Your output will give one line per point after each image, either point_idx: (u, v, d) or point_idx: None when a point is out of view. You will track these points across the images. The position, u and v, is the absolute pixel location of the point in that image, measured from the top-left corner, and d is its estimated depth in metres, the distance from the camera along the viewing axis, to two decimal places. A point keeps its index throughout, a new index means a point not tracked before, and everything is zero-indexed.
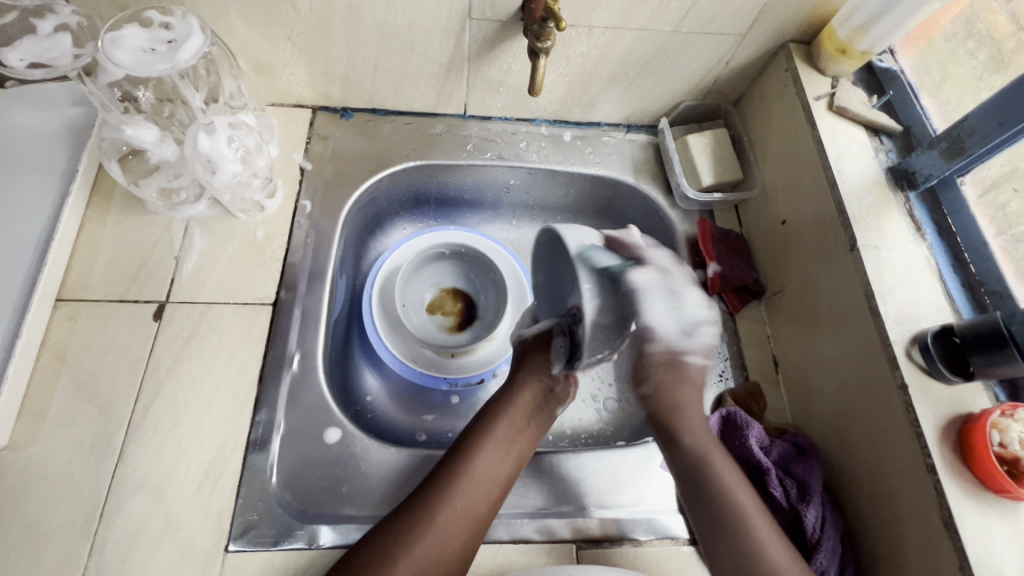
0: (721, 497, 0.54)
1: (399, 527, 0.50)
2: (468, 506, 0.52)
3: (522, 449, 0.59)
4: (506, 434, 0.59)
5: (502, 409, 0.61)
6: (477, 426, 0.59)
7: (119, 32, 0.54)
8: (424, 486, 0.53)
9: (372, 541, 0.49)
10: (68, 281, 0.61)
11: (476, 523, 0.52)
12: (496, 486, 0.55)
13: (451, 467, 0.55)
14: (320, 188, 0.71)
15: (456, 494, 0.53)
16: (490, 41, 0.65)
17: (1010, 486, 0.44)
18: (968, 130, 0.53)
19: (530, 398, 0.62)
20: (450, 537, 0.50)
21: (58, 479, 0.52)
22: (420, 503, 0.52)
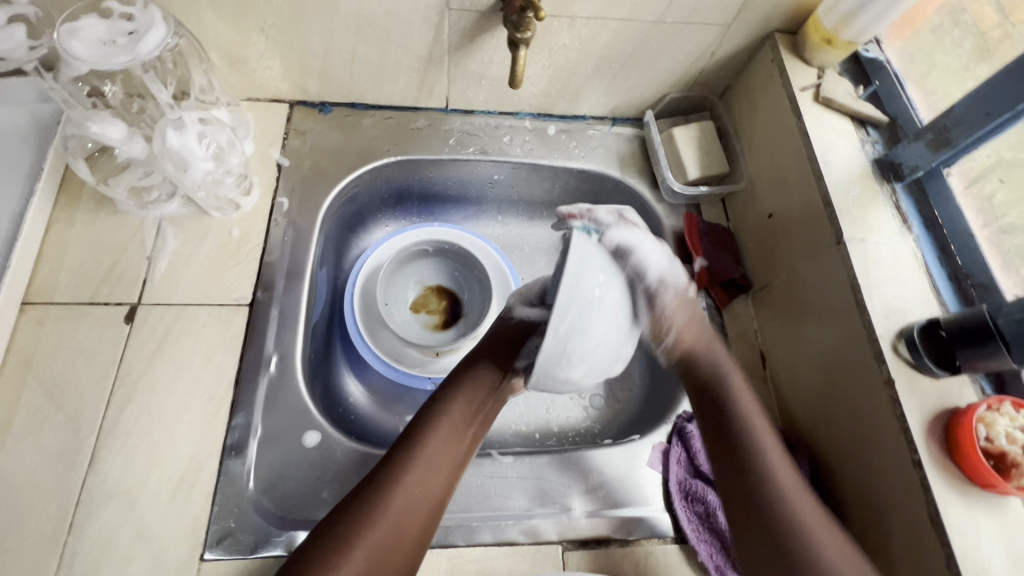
0: (771, 503, 0.49)
1: (349, 517, 0.48)
2: (422, 492, 0.51)
3: (476, 432, 0.57)
4: (459, 419, 0.56)
5: (458, 388, 0.58)
6: (433, 406, 0.56)
7: (77, 24, 0.52)
8: (375, 473, 0.51)
9: (323, 533, 0.47)
10: (35, 284, 0.59)
11: (431, 510, 0.51)
12: (450, 470, 0.53)
13: (405, 452, 0.52)
14: (297, 185, 0.69)
15: (408, 479, 0.51)
16: (471, 32, 0.64)
17: (996, 480, 0.43)
18: (955, 120, 0.53)
19: (484, 380, 0.59)
20: (403, 526, 0.49)
21: (25, 488, 0.50)
22: (371, 491, 0.50)
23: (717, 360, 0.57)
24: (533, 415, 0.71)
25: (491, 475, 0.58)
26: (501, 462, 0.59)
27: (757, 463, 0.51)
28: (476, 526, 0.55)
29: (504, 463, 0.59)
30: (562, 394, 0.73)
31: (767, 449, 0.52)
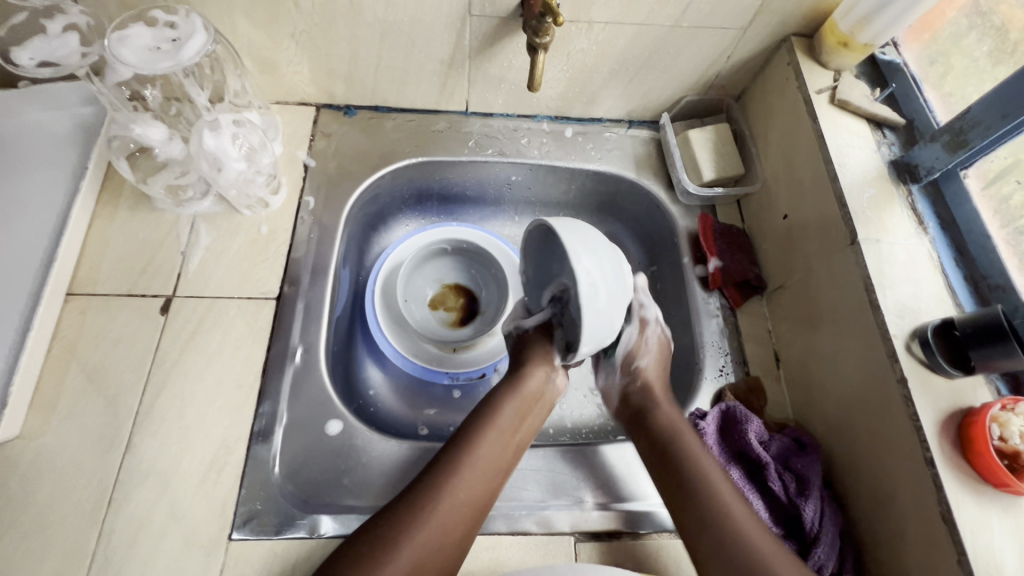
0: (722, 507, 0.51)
1: (400, 514, 0.51)
2: (469, 497, 0.53)
3: (522, 441, 0.59)
4: (507, 425, 0.59)
5: (507, 398, 0.61)
6: (479, 415, 0.60)
7: (125, 32, 0.55)
8: (426, 474, 0.54)
9: (375, 528, 0.50)
10: (78, 276, 0.63)
11: (474, 516, 0.52)
12: (495, 480, 0.55)
13: (452, 458, 0.55)
14: (323, 185, 0.72)
15: (457, 484, 0.53)
16: (491, 37, 0.66)
17: (1009, 480, 0.43)
18: (971, 122, 0.53)
19: (535, 387, 0.62)
20: (449, 530, 0.51)
21: (67, 467, 0.54)
22: (422, 491, 0.52)
23: (660, 406, 0.60)
24: (548, 411, 0.73)
25: None
26: None
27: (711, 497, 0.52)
28: (490, 515, 0.56)
29: None
30: (577, 391, 0.75)
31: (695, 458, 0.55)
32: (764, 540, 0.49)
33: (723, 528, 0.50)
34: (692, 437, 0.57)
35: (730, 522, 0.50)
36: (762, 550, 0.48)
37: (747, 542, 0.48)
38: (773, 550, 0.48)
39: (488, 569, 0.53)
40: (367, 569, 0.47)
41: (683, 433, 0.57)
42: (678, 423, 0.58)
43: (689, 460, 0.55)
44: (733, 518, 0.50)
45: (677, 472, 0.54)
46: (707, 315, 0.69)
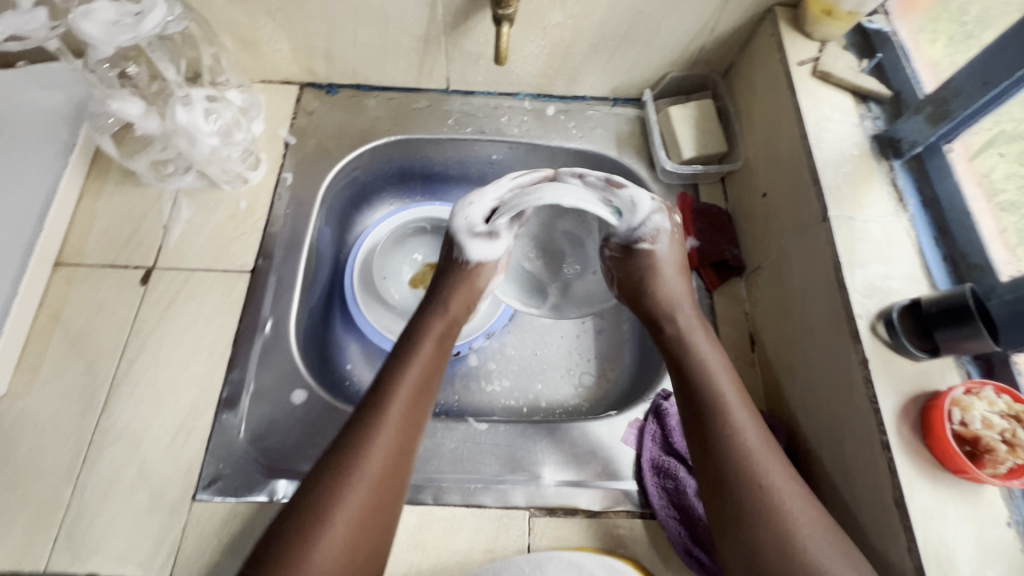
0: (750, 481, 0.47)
1: (331, 473, 0.47)
2: (400, 438, 0.50)
3: (438, 377, 0.57)
4: (419, 379, 0.55)
5: (426, 333, 0.60)
6: (399, 354, 0.57)
7: (91, 6, 0.55)
8: (353, 423, 0.51)
9: (304, 494, 0.46)
10: (66, 247, 0.65)
11: (408, 454, 0.51)
12: (422, 419, 0.53)
13: (376, 405, 0.52)
14: (302, 162, 0.73)
15: (387, 432, 0.50)
16: (463, 11, 0.65)
17: (967, 466, 0.41)
18: (954, 91, 0.50)
19: (444, 332, 0.61)
20: (384, 481, 0.48)
21: (47, 426, 0.57)
22: (344, 453, 0.48)
23: (679, 322, 0.59)
24: (523, 390, 0.73)
25: (465, 440, 0.60)
26: (476, 428, 0.61)
27: (741, 465, 0.48)
28: (446, 487, 0.57)
29: (478, 429, 0.61)
30: (553, 371, 0.75)
31: (733, 406, 0.51)
32: (801, 507, 0.45)
33: (755, 505, 0.46)
34: (716, 357, 0.55)
35: (761, 471, 0.47)
36: (783, 500, 0.46)
37: (775, 494, 0.46)
38: (782, 482, 0.47)
39: (440, 539, 0.54)
40: (305, 538, 0.43)
41: (699, 354, 0.56)
42: (700, 343, 0.57)
43: (714, 391, 0.52)
44: (753, 456, 0.48)
45: (696, 396, 0.53)
46: None
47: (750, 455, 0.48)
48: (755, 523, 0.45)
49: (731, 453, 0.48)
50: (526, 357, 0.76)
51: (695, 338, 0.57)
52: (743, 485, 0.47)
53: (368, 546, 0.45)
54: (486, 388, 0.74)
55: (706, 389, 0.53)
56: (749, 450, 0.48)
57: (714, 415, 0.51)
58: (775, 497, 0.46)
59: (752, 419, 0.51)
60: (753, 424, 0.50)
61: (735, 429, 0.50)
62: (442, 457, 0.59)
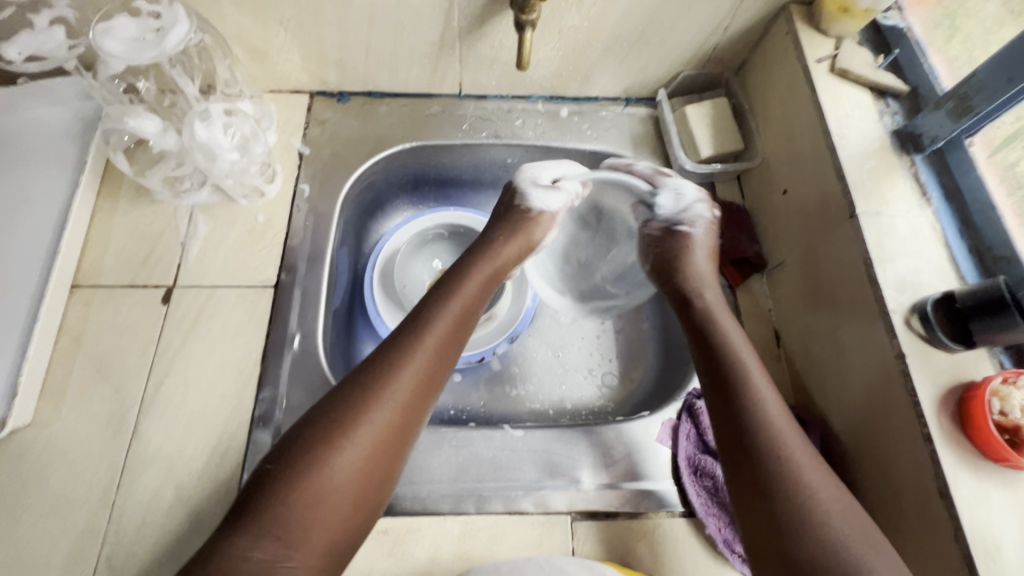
0: (791, 466, 0.45)
1: (358, 393, 0.47)
2: (428, 369, 0.51)
3: (476, 310, 0.58)
4: (451, 321, 0.55)
5: (470, 270, 0.60)
6: (441, 289, 0.58)
7: (109, 23, 0.55)
8: (382, 354, 0.50)
9: (329, 410, 0.46)
10: (83, 269, 0.64)
11: (427, 403, 0.50)
12: (452, 355, 0.54)
13: (409, 338, 0.52)
14: (318, 173, 0.72)
15: (411, 365, 0.50)
16: (480, 16, 0.64)
17: (1008, 454, 0.43)
18: (976, 86, 0.51)
19: (496, 272, 0.62)
20: (397, 424, 0.47)
21: (78, 453, 0.56)
22: (360, 388, 0.47)
23: (707, 299, 0.60)
24: (547, 393, 0.73)
25: (502, 447, 0.60)
26: (512, 435, 0.61)
27: (768, 433, 0.47)
28: (488, 495, 0.57)
29: (514, 436, 0.61)
30: (577, 373, 0.75)
31: (760, 379, 0.51)
32: (814, 470, 0.45)
33: (782, 478, 0.44)
34: (736, 334, 0.55)
35: (780, 446, 0.46)
36: (807, 478, 0.44)
37: (791, 459, 0.45)
38: (802, 454, 0.46)
39: (485, 548, 0.54)
40: (321, 452, 0.44)
41: (726, 328, 0.56)
42: (725, 322, 0.57)
43: (730, 359, 0.53)
44: (774, 428, 0.47)
45: (718, 369, 0.53)
46: None
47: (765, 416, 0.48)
48: (789, 511, 0.43)
49: (756, 421, 0.48)
50: (549, 359, 0.75)
51: (715, 313, 0.58)
52: (773, 450, 0.46)
53: (379, 474, 0.46)
54: (512, 393, 0.73)
55: (748, 394, 0.50)
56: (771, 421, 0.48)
57: (749, 390, 0.50)
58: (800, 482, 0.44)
59: (779, 404, 0.49)
60: (778, 402, 0.49)
61: (757, 401, 0.49)
62: (481, 465, 0.59)
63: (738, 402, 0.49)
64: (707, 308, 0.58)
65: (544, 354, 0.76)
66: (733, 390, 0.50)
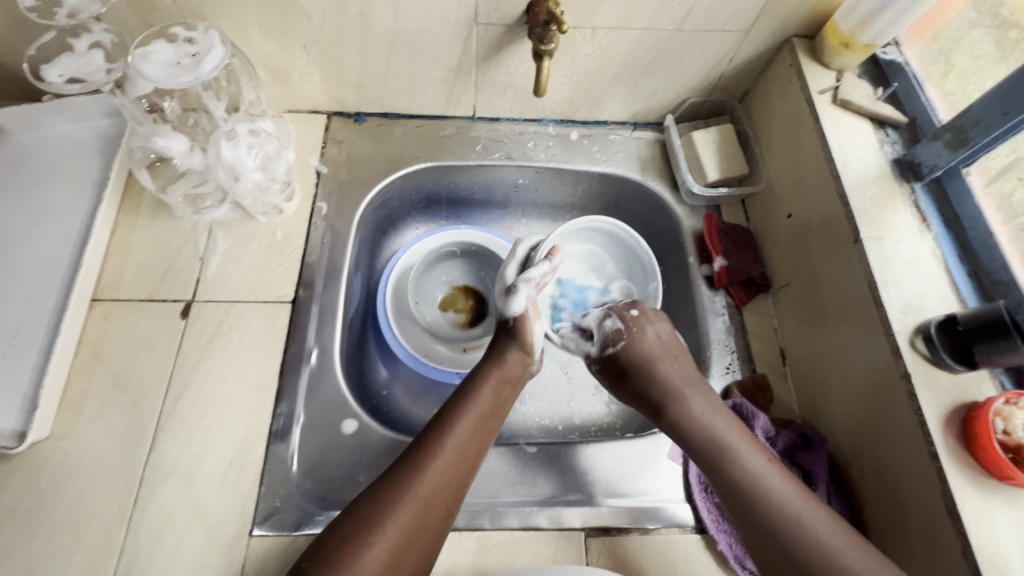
0: (768, 505, 0.50)
1: (385, 493, 0.50)
2: (452, 476, 0.53)
3: (495, 424, 0.60)
4: (485, 408, 0.59)
5: (484, 378, 0.62)
6: (462, 393, 0.61)
7: (148, 48, 0.58)
8: (407, 454, 0.54)
9: (359, 508, 0.50)
10: (102, 283, 0.65)
11: (458, 491, 0.53)
12: (476, 458, 0.56)
13: (435, 437, 0.55)
14: (335, 191, 0.74)
15: (443, 456, 0.53)
16: (497, 44, 0.67)
17: (1013, 473, 0.44)
18: (973, 120, 0.53)
19: (513, 371, 0.64)
20: (430, 505, 0.51)
21: (95, 467, 0.56)
22: (397, 477, 0.52)
23: (684, 397, 0.58)
24: (556, 409, 0.74)
25: (516, 463, 0.61)
26: (524, 451, 0.62)
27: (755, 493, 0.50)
28: (503, 511, 0.57)
29: (527, 453, 0.62)
30: (585, 389, 0.76)
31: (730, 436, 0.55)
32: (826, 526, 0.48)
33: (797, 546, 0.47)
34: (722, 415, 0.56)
35: (785, 512, 0.49)
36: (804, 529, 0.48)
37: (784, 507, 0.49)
38: (794, 499, 0.50)
39: (500, 564, 0.55)
40: (348, 553, 0.46)
41: (686, 396, 0.58)
42: (689, 397, 0.58)
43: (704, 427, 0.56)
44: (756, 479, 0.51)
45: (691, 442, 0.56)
46: (713, 313, 0.70)
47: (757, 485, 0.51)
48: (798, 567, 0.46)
49: (750, 501, 0.50)
50: (558, 377, 0.76)
51: (686, 402, 0.58)
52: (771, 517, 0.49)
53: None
54: (521, 409, 0.74)
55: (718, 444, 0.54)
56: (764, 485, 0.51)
57: (724, 453, 0.54)
58: (815, 543, 0.47)
59: (779, 475, 0.52)
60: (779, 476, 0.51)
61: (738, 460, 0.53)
62: (494, 481, 0.60)
63: (725, 466, 0.53)
64: (687, 412, 0.57)
65: (553, 370, 0.77)
66: (719, 469, 0.53)
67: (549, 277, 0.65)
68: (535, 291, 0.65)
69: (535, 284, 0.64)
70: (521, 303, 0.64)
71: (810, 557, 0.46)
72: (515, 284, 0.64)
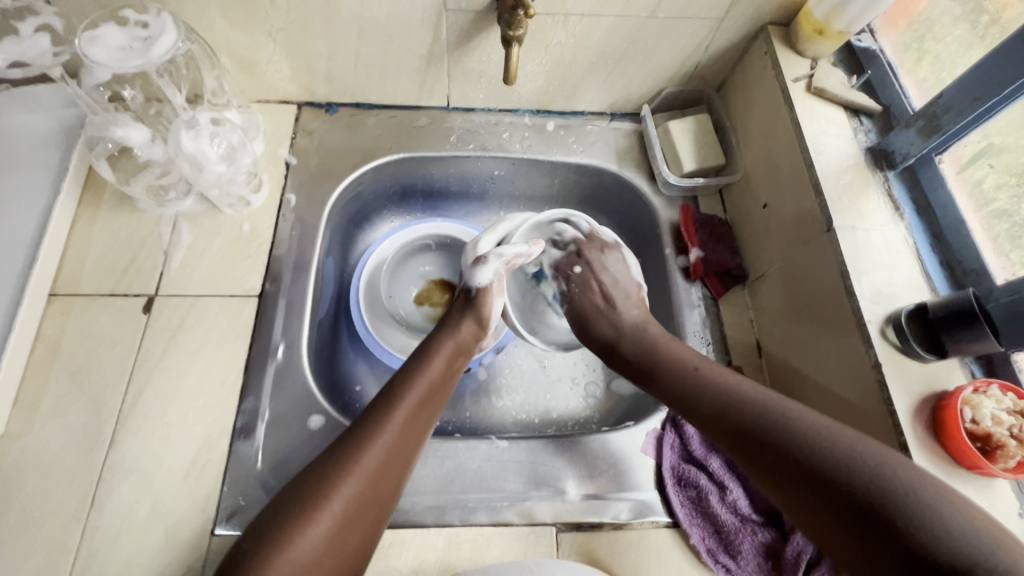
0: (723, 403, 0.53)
1: (333, 466, 0.49)
2: (400, 447, 0.52)
3: (445, 393, 0.60)
4: (436, 378, 0.59)
5: (437, 348, 0.61)
6: (413, 362, 0.60)
7: (96, 32, 0.56)
8: (355, 428, 0.52)
9: (303, 485, 0.48)
10: (61, 277, 0.63)
11: (406, 462, 0.53)
12: (424, 429, 0.55)
13: (383, 409, 0.54)
14: (305, 182, 0.72)
15: (390, 428, 0.53)
16: (468, 31, 0.65)
17: (981, 462, 0.44)
18: (944, 107, 0.53)
19: (464, 342, 0.64)
20: (378, 476, 0.50)
21: (50, 466, 0.54)
22: (345, 449, 0.50)
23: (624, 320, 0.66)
24: (532, 404, 0.73)
25: (487, 458, 0.60)
26: (496, 446, 0.61)
27: (724, 399, 0.53)
28: (473, 506, 0.56)
29: (499, 447, 0.61)
30: (561, 383, 0.75)
31: (683, 354, 0.59)
32: (801, 418, 0.48)
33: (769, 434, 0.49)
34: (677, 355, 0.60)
35: (748, 406, 0.51)
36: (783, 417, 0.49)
37: (761, 406, 0.51)
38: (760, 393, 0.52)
39: (469, 561, 0.54)
40: (292, 530, 0.45)
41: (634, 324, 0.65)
42: (639, 321, 0.65)
43: (655, 356, 0.61)
44: (722, 389, 0.54)
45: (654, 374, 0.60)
46: (689, 305, 0.69)
47: (760, 418, 0.50)
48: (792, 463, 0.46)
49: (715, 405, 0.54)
50: (534, 371, 0.75)
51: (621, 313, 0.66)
52: (733, 408, 0.52)
53: (350, 548, 0.47)
54: (497, 404, 0.73)
55: (678, 363, 0.59)
56: (784, 420, 0.49)
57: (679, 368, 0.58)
58: (791, 426, 0.48)
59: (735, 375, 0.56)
60: (728, 372, 0.56)
61: (703, 379, 0.56)
62: (465, 476, 0.59)
63: (681, 382, 0.57)
64: (627, 327, 0.65)
65: (529, 364, 0.76)
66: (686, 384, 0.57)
67: (521, 258, 0.67)
68: (504, 267, 0.66)
69: (505, 260, 0.66)
70: (489, 276, 0.66)
71: (798, 450, 0.46)
72: (486, 254, 0.66)
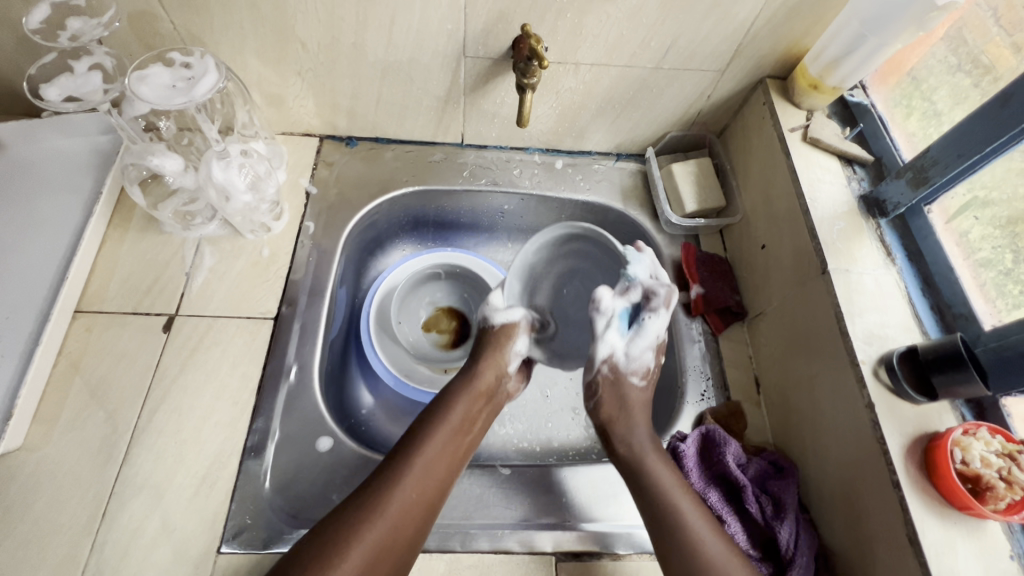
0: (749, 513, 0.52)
1: (352, 515, 0.51)
2: (420, 496, 0.54)
3: (467, 442, 0.60)
4: (457, 426, 0.59)
5: (456, 397, 0.62)
6: (432, 411, 0.61)
7: (145, 71, 0.61)
8: (373, 481, 0.54)
9: (324, 531, 0.50)
10: (87, 295, 0.66)
11: (426, 511, 0.53)
12: (446, 477, 0.56)
13: (402, 459, 0.55)
14: (324, 211, 0.76)
15: (410, 479, 0.54)
16: (484, 76, 0.70)
17: (971, 503, 0.45)
18: (931, 160, 0.56)
19: (485, 387, 0.63)
20: (397, 528, 0.51)
21: (66, 479, 0.56)
22: (365, 499, 0.52)
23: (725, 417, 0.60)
24: (533, 432, 0.74)
25: (490, 485, 0.61)
26: (499, 473, 0.62)
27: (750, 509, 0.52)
28: (474, 533, 0.57)
29: (501, 474, 0.62)
30: (563, 413, 0.76)
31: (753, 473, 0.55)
32: None
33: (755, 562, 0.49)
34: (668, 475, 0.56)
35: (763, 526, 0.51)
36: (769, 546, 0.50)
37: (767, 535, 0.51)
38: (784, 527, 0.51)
39: None
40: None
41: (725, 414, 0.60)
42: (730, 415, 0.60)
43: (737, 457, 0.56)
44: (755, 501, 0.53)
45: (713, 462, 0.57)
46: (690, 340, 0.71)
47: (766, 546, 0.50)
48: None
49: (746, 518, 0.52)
50: (536, 400, 0.77)
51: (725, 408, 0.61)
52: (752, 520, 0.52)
53: None
54: (500, 431, 0.74)
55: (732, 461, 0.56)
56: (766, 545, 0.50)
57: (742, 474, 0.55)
58: None
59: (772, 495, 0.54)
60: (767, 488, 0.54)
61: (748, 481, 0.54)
62: (468, 502, 0.60)
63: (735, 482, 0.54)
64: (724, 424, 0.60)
65: (532, 392, 0.77)
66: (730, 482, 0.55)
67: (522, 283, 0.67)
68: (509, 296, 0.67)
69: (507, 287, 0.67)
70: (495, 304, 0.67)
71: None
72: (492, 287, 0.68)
